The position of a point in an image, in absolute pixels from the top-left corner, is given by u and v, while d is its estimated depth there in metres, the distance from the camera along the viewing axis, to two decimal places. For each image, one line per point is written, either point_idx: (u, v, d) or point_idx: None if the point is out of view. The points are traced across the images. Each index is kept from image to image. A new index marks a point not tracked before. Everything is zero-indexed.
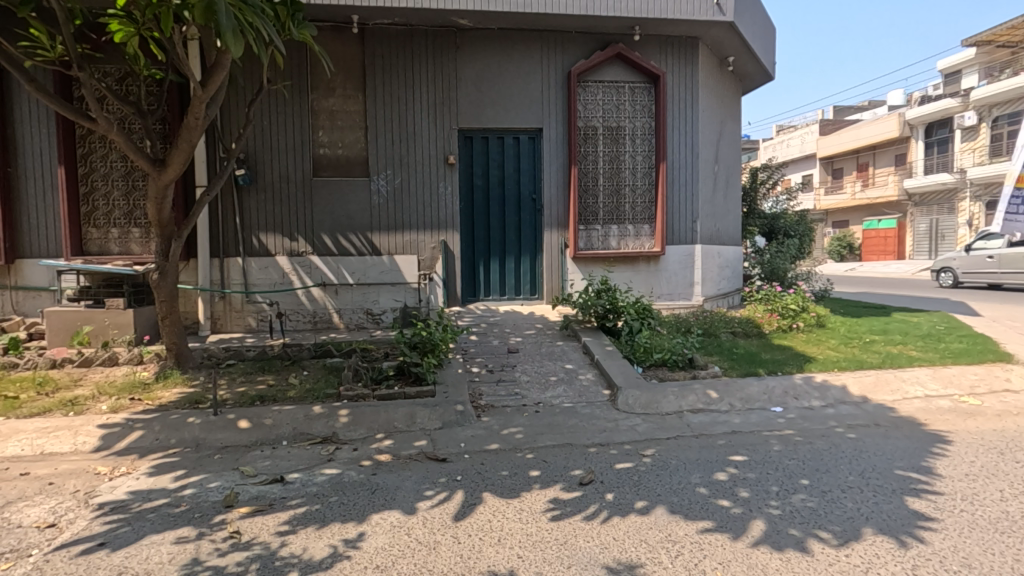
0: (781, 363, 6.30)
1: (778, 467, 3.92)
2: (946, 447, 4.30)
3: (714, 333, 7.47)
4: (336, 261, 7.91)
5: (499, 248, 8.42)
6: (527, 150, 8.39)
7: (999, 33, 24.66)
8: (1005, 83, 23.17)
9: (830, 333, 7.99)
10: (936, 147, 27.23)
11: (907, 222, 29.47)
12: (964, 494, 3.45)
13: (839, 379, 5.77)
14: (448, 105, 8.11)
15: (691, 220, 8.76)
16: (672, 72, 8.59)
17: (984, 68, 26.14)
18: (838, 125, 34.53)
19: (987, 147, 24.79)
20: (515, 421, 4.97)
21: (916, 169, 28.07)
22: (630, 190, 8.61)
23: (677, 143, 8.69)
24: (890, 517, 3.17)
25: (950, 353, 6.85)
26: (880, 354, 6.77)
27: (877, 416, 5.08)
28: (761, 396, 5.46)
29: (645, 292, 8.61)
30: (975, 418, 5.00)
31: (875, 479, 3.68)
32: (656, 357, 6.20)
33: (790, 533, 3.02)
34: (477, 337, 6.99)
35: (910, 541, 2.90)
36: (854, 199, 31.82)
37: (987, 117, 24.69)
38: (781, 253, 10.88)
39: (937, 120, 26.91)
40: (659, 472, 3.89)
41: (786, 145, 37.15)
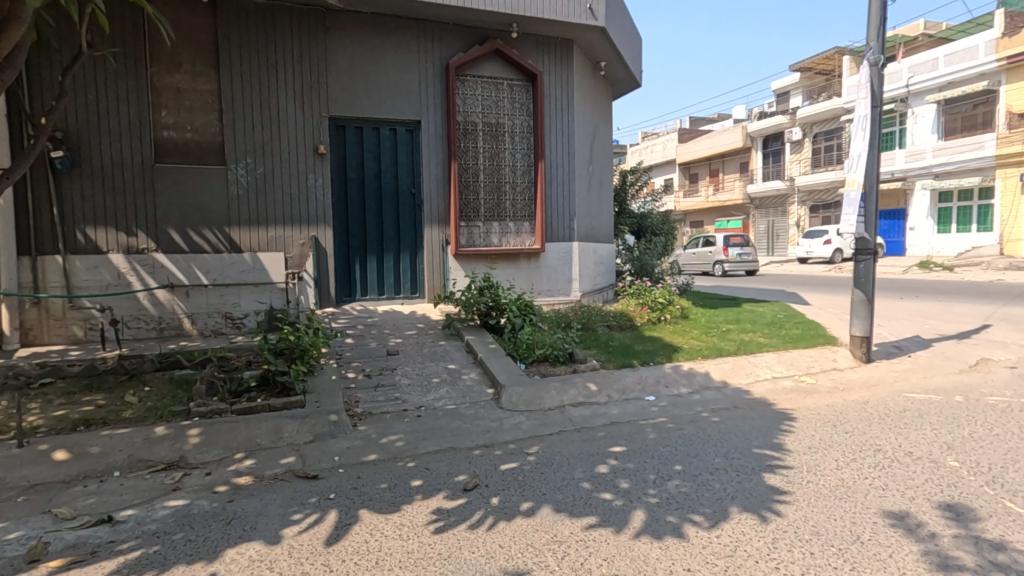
0: (653, 353, 6.67)
1: (654, 455, 4.08)
2: (792, 423, 4.78)
3: (592, 327, 7.75)
4: (187, 260, 6.96)
5: (376, 245, 8.00)
6: (404, 142, 8.04)
7: (816, 62, 28.82)
8: (821, 105, 27.06)
9: (693, 323, 8.68)
10: (772, 158, 31.06)
11: (750, 223, 33.15)
12: (808, 466, 3.84)
13: (702, 367, 6.25)
14: (317, 91, 7.51)
15: (569, 219, 9.01)
16: (549, 72, 8.75)
17: (806, 90, 30.31)
18: (693, 134, 38.10)
19: (809, 159, 28.69)
20: (395, 427, 4.69)
21: (757, 177, 31.78)
22: (510, 187, 8.62)
23: (555, 144, 8.87)
24: (751, 494, 3.40)
25: (790, 338, 7.74)
26: (735, 342, 7.46)
27: (735, 399, 5.55)
28: (636, 386, 5.71)
29: (526, 288, 8.68)
30: (812, 395, 5.66)
31: (737, 459, 3.96)
32: (538, 353, 6.24)
33: (667, 520, 3.11)
34: (354, 339, 6.55)
35: (769, 516, 3.13)
36: (707, 202, 35.31)
37: (809, 133, 28.64)
38: (649, 249, 11.61)
39: (772, 133, 30.77)
40: (544, 470, 3.85)
41: (650, 151, 40.24)
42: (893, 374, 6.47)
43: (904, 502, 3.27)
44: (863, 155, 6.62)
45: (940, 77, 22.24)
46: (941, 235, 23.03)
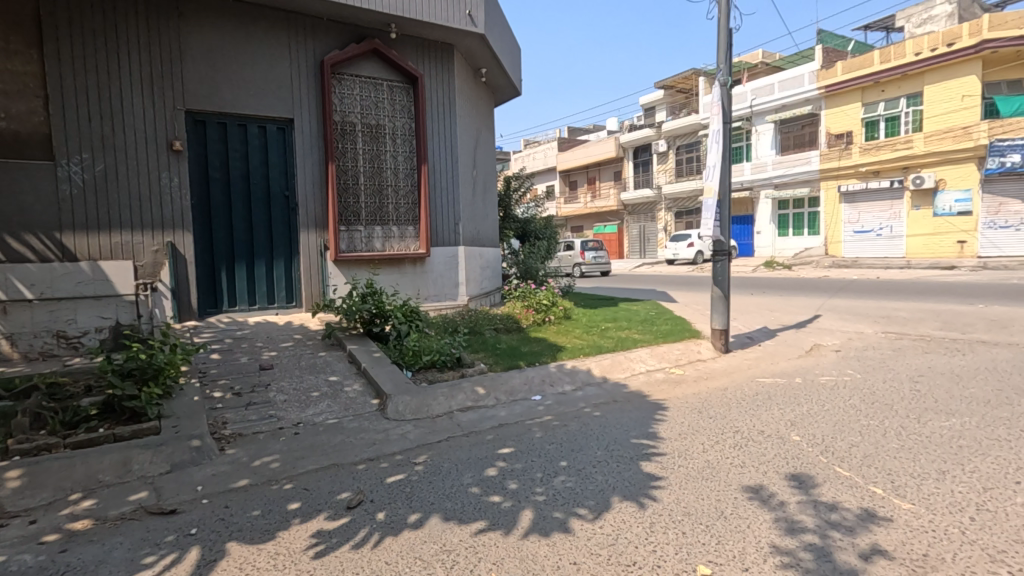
0: (538, 354, 6.85)
1: (540, 453, 4.17)
2: (664, 412, 5.14)
3: (479, 330, 7.78)
4: (3, 270, 5.83)
5: (245, 251, 7.37)
6: (275, 141, 7.51)
7: (677, 81, 31.65)
8: (682, 120, 29.74)
9: (575, 323, 9.06)
10: (642, 167, 33.52)
11: (625, 228, 35.42)
12: (679, 451, 4.15)
13: (584, 364, 6.54)
14: (170, 80, 6.77)
15: (454, 223, 8.98)
16: (430, 75, 8.66)
17: (669, 106, 33.14)
18: (572, 143, 40.01)
19: (674, 169, 31.36)
20: (269, 448, 4.32)
21: (629, 185, 34.09)
22: (393, 191, 8.39)
23: (438, 147, 8.80)
24: (630, 483, 3.60)
25: (662, 334, 8.36)
26: (614, 339, 7.90)
27: (615, 393, 5.87)
28: (522, 386, 5.82)
29: (412, 293, 8.50)
30: (680, 385, 6.15)
31: (617, 450, 4.17)
32: (425, 359, 6.12)
33: (554, 516, 3.19)
34: (220, 355, 5.97)
35: (645, 501, 3.32)
36: (586, 208, 37.18)
37: (673, 146, 31.32)
38: (533, 253, 11.93)
39: (642, 145, 33.28)
40: (433, 479, 3.77)
41: (532, 157, 41.53)
42: (747, 362, 7.24)
43: (758, 476, 3.64)
44: (718, 166, 7.38)
45: (776, 101, 25.45)
46: (781, 238, 26.21)
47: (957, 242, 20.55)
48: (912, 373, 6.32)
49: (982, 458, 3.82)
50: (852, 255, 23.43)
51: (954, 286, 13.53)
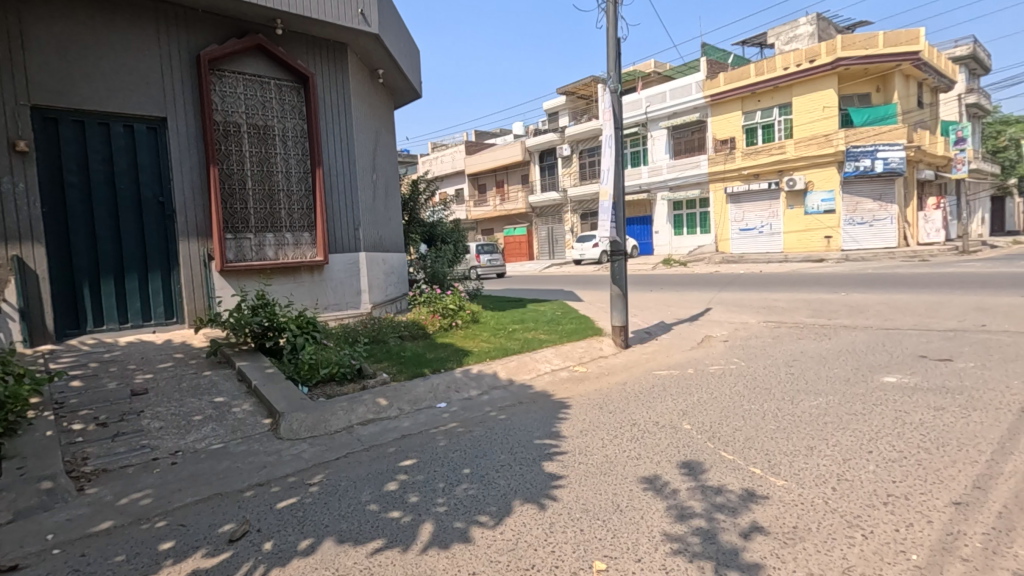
0: (444, 360, 6.75)
1: (443, 462, 4.08)
2: (567, 411, 5.25)
3: (383, 339, 7.54)
4: None
5: (112, 263, 6.63)
6: (145, 142, 6.83)
7: (578, 88, 32.76)
8: (583, 125, 30.83)
9: (482, 326, 9.05)
10: (548, 171, 34.35)
11: (533, 230, 36.05)
12: (580, 448, 4.24)
13: (490, 367, 6.54)
14: (9, 72, 5.94)
15: (354, 228, 8.65)
16: (322, 75, 8.29)
17: (571, 112, 34.25)
18: (479, 147, 40.17)
19: (578, 172, 32.40)
20: (140, 482, 3.88)
21: (536, 188, 34.79)
22: (285, 196, 7.91)
23: (334, 150, 8.44)
24: (531, 484, 3.61)
25: (566, 333, 8.56)
26: (520, 340, 7.98)
27: (520, 395, 5.91)
28: (427, 395, 5.70)
29: (310, 303, 8.06)
30: (583, 383, 6.32)
31: (520, 453, 4.19)
32: (323, 373, 5.81)
33: (455, 526, 3.12)
34: (82, 381, 5.30)
35: (546, 502, 3.35)
36: (495, 211, 37.46)
37: (576, 150, 32.37)
38: (440, 258, 11.77)
39: (546, 149, 34.07)
40: (328, 500, 3.57)
41: (439, 161, 41.21)
42: (645, 356, 7.59)
43: (653, 466, 3.80)
44: (612, 170, 7.68)
45: (667, 109, 27.12)
46: (677, 237, 27.91)
47: (824, 237, 22.99)
48: (787, 358, 6.93)
49: (843, 432, 4.25)
50: (738, 251, 25.44)
51: (822, 277, 15.07)
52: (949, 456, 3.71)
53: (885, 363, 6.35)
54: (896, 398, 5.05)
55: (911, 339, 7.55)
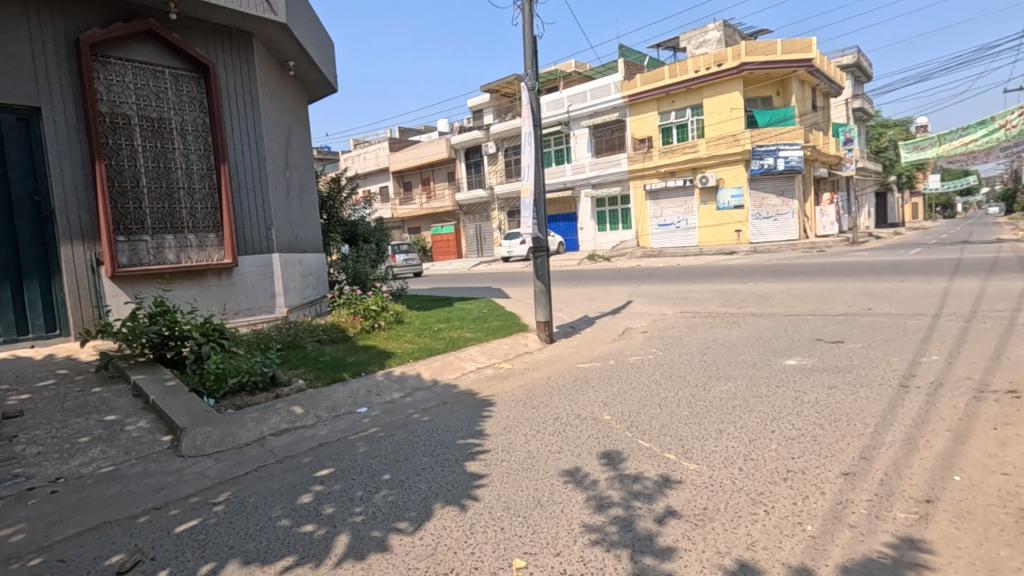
0: (365, 363, 6.53)
1: (362, 470, 3.93)
2: (491, 409, 5.23)
3: (299, 344, 7.18)
4: None
5: None
6: (13, 134, 6.04)
7: (501, 86, 32.85)
8: (507, 123, 31.01)
9: (406, 327, 8.85)
10: (474, 168, 34.24)
11: (461, 228, 35.80)
12: (503, 445, 4.22)
13: (413, 369, 6.39)
14: None
15: (265, 228, 8.18)
16: (224, 65, 7.75)
17: (496, 110, 34.31)
18: (403, 144, 39.37)
19: (503, 170, 32.51)
20: (12, 517, 3.45)
21: (462, 185, 34.58)
22: (185, 194, 7.33)
23: (240, 145, 7.93)
24: (453, 486, 3.55)
25: (492, 330, 8.55)
26: (444, 340, 7.87)
27: (445, 395, 5.82)
28: (346, 400, 5.48)
29: (218, 309, 7.54)
30: (508, 379, 6.32)
31: (442, 454, 4.11)
32: (231, 383, 5.45)
33: (372, 536, 3.00)
34: None
35: (467, 503, 3.30)
36: (421, 209, 36.88)
37: (501, 147, 32.46)
38: (361, 257, 11.37)
39: (472, 146, 33.95)
40: (234, 518, 3.33)
41: (362, 158, 39.99)
42: (569, 350, 7.72)
43: (574, 458, 3.85)
44: (532, 167, 7.72)
45: (588, 108, 27.82)
46: (601, 233, 28.68)
47: (735, 231, 24.45)
48: (701, 346, 7.28)
49: (749, 414, 4.50)
50: (658, 246, 26.53)
51: (733, 269, 16.01)
52: (840, 430, 4.02)
53: (787, 347, 6.82)
54: (796, 379, 5.43)
55: (809, 324, 8.16)
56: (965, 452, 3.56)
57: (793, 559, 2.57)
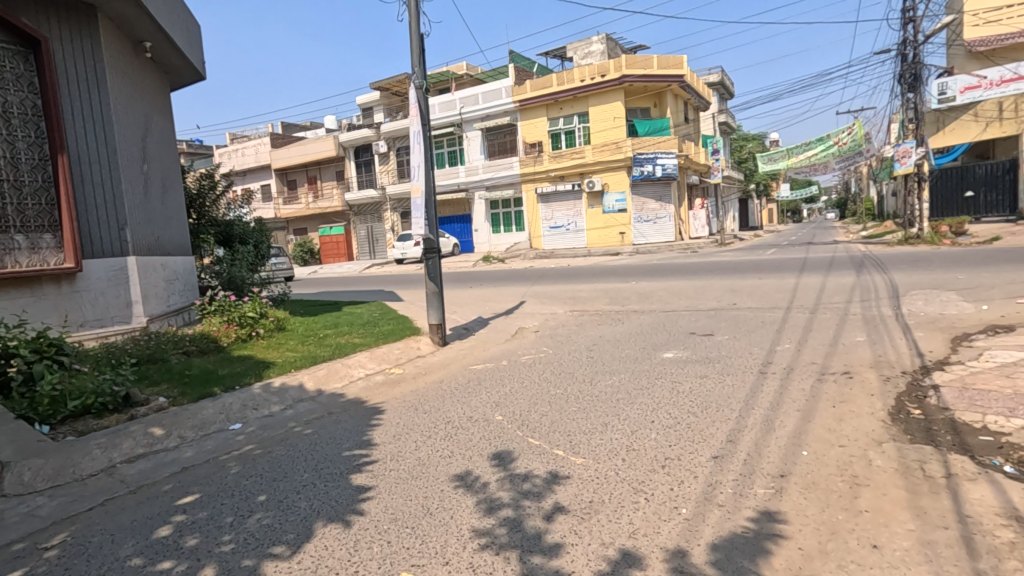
0: (240, 375, 5.99)
1: (233, 493, 3.58)
2: (380, 416, 5.03)
3: (161, 357, 6.44)
4: None
5: None
6: None
7: (392, 85, 31.99)
8: (398, 124, 30.38)
9: (289, 334, 8.27)
10: (364, 168, 33.08)
11: (351, 229, 34.33)
12: (391, 454, 4.06)
13: (295, 379, 5.98)
14: None
15: (117, 229, 7.20)
16: (60, 40, 6.76)
17: (386, 108, 33.40)
18: (286, 140, 37.06)
19: (395, 170, 31.70)
20: None
21: (352, 185, 33.26)
22: (10, 188, 6.27)
23: (84, 133, 6.95)
24: (337, 502, 3.34)
25: (382, 335, 8.26)
26: (331, 346, 7.47)
27: (330, 405, 5.50)
28: (217, 417, 4.99)
29: (57, 321, 6.56)
30: (399, 385, 6.13)
31: (326, 468, 3.86)
32: (72, 406, 4.72)
33: (243, 565, 2.73)
34: None
35: (352, 519, 3.12)
36: (308, 209, 34.92)
37: (393, 147, 31.64)
38: (238, 261, 10.12)
39: (361, 145, 32.78)
40: (73, 564, 2.87)
41: (239, 153, 37.02)
42: (463, 352, 7.66)
43: (465, 462, 3.80)
44: (421, 166, 7.55)
45: (481, 111, 28.03)
46: (495, 234, 28.96)
47: (619, 233, 25.88)
48: (589, 343, 7.57)
49: (632, 406, 4.74)
50: (550, 247, 27.35)
51: (618, 269, 16.87)
52: (710, 417, 4.36)
53: (665, 341, 7.29)
54: (673, 371, 5.82)
55: (684, 319, 8.81)
56: (811, 429, 4.01)
57: (670, 542, 2.72)
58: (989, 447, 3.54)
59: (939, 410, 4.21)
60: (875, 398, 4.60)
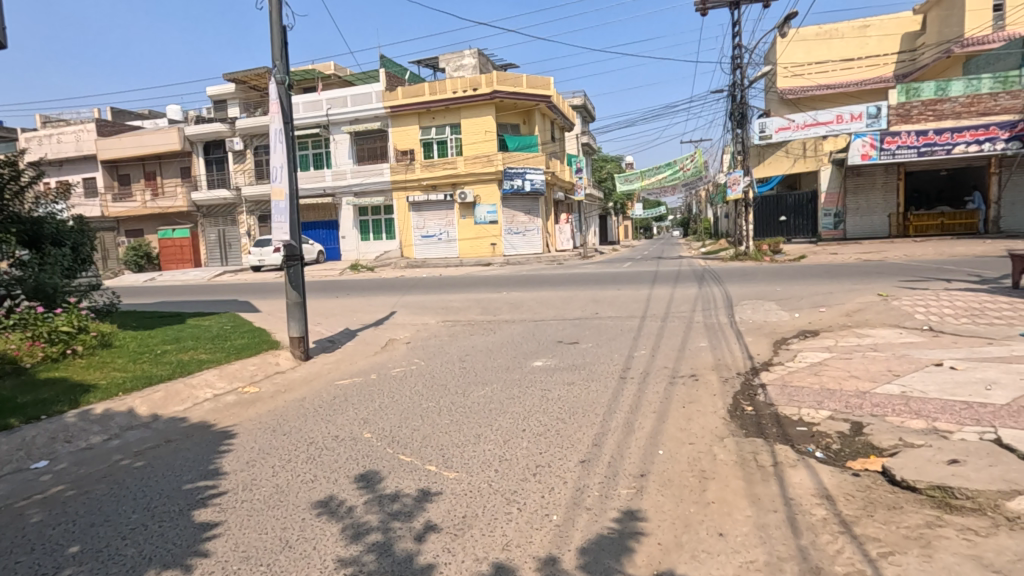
0: (48, 402, 5.02)
1: (35, 546, 2.95)
2: (231, 441, 4.51)
3: None
4: None
5: None
6: None
7: (249, 78, 29.50)
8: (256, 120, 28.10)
9: (116, 352, 7.14)
10: (215, 165, 30.10)
11: (199, 232, 30.83)
12: (244, 484, 3.65)
13: (124, 403, 5.16)
14: None
15: None
16: None
17: (242, 102, 30.71)
18: (117, 128, 32.43)
19: (252, 170, 29.17)
20: None
21: (200, 183, 30.01)
22: None
23: None
24: (174, 544, 2.91)
25: (234, 350, 7.47)
26: (171, 364, 6.57)
27: (168, 432, 4.81)
28: (13, 455, 4.12)
29: None
30: (254, 405, 5.57)
31: (161, 506, 3.35)
32: None
33: None
34: None
35: (193, 563, 2.74)
36: (144, 208, 30.76)
37: (250, 145, 29.13)
38: (47, 266, 8.55)
39: (212, 140, 29.75)
40: None
41: (54, 139, 31.60)
42: (327, 366, 7.20)
43: (329, 486, 3.53)
44: (280, 166, 6.98)
45: (349, 114, 26.94)
46: (364, 242, 27.90)
47: (491, 244, 26.29)
48: (461, 354, 7.55)
49: (504, 416, 4.78)
50: (421, 257, 26.94)
51: (489, 279, 17.13)
52: (577, 422, 4.54)
53: (534, 350, 7.52)
54: (542, 379, 5.99)
55: (552, 328, 9.17)
56: (665, 429, 4.35)
57: (542, 550, 2.75)
58: (804, 436, 4.12)
59: (766, 406, 4.82)
60: (716, 397, 5.14)
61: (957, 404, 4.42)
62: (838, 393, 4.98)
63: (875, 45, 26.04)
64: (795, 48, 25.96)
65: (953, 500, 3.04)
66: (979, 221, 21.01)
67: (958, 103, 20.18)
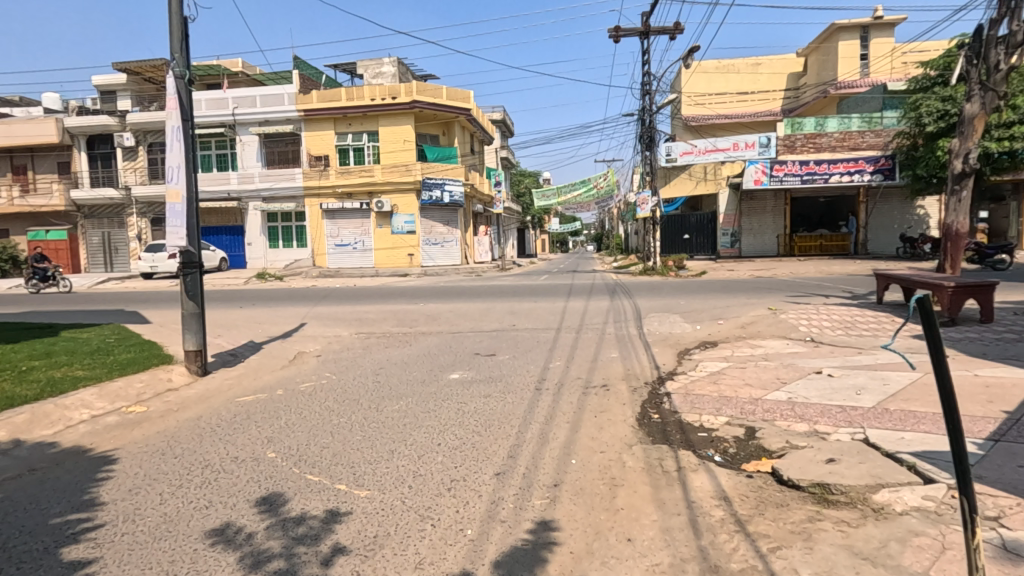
0: None
1: None
2: (111, 467, 4.07)
3: None
4: None
5: None
6: None
7: (142, 69, 27.20)
8: (151, 115, 25.92)
9: None
10: (101, 162, 27.46)
11: (79, 235, 27.68)
12: (125, 514, 3.30)
13: None
14: None
15: None
16: None
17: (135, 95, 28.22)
18: None
19: (145, 168, 26.84)
20: None
21: (82, 181, 27.13)
22: None
23: None
24: None
25: (118, 365, 6.77)
26: (39, 383, 5.83)
27: (32, 459, 4.25)
28: None
29: None
30: (140, 426, 5.06)
31: (20, 544, 2.94)
32: None
33: None
34: None
35: None
36: (11, 205, 27.25)
37: (143, 142, 26.86)
38: None
39: (97, 134, 27.11)
40: None
41: None
42: (227, 382, 6.71)
43: (226, 512, 3.28)
44: (176, 166, 6.44)
45: (258, 114, 25.55)
46: (272, 249, 26.43)
47: (408, 254, 25.90)
48: (375, 367, 7.32)
49: (419, 430, 4.69)
50: (334, 266, 25.98)
51: (405, 290, 16.84)
52: (493, 435, 4.54)
53: (451, 363, 7.45)
54: (458, 392, 5.94)
55: (469, 340, 9.13)
56: (578, 439, 4.47)
57: (456, 566, 2.71)
58: (705, 441, 4.39)
59: (671, 414, 5.08)
60: (626, 406, 5.35)
61: (834, 408, 4.91)
62: (734, 400, 5.36)
63: (765, 81, 28.78)
64: (697, 79, 28.11)
65: (830, 496, 3.36)
66: (850, 243, 23.65)
67: (833, 138, 22.67)
